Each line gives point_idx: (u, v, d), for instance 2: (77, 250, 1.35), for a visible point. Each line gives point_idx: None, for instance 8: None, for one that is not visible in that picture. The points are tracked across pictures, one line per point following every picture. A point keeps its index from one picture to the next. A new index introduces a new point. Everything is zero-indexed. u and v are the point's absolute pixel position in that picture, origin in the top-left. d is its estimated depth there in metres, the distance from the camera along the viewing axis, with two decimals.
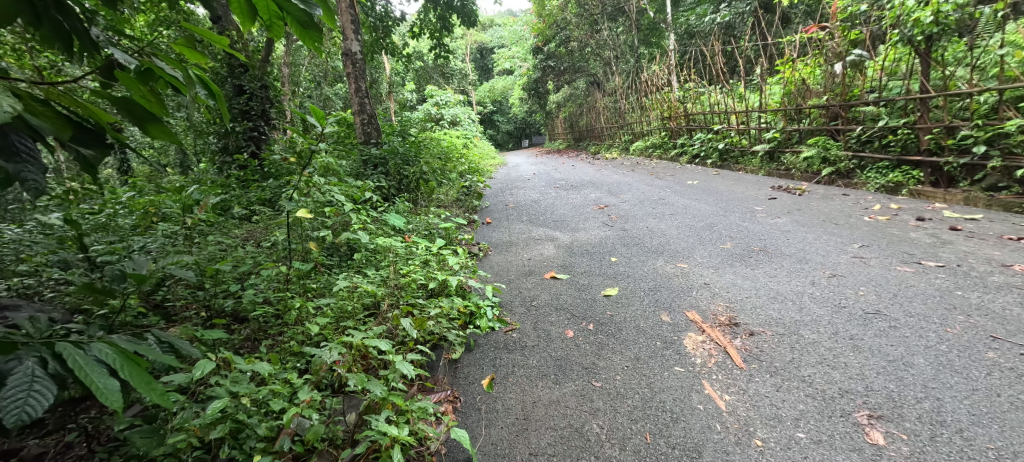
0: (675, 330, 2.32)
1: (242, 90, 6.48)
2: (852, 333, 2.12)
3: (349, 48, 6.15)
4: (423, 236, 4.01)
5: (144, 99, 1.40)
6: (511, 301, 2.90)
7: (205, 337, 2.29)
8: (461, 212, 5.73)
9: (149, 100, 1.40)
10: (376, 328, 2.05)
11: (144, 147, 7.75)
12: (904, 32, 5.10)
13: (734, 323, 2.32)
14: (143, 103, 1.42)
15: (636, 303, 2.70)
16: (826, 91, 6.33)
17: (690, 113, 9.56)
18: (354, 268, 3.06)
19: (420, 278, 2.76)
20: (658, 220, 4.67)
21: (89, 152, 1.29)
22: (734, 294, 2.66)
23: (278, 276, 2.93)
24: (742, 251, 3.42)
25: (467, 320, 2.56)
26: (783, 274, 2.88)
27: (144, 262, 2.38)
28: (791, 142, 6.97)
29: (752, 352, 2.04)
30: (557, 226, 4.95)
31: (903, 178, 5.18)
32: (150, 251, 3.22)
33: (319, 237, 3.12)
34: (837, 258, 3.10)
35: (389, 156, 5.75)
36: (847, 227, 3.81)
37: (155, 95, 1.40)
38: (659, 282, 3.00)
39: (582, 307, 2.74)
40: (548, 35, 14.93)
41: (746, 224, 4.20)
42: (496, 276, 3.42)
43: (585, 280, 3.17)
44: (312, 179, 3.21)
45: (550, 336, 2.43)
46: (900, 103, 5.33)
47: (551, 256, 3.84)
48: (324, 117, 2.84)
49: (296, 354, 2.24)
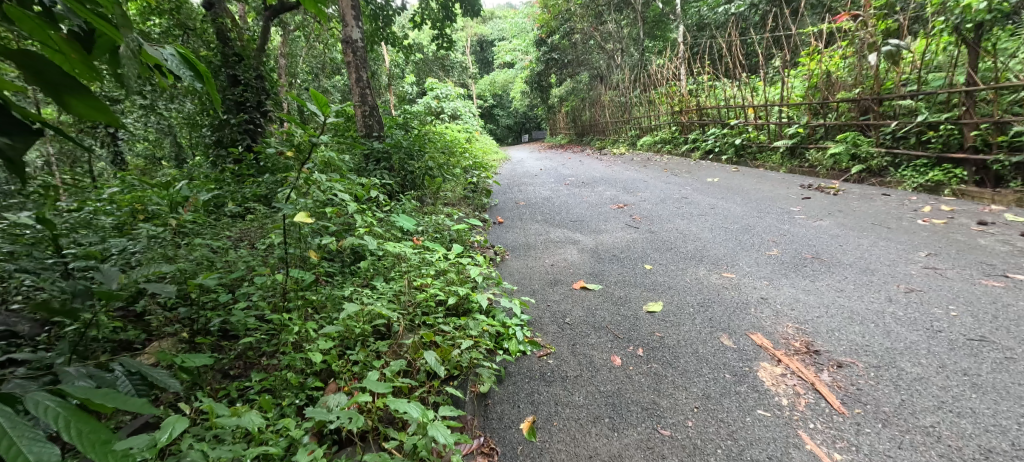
0: (743, 358, 1.97)
1: (237, 81, 6.12)
2: (964, 367, 1.78)
3: (349, 35, 5.74)
4: (432, 239, 3.62)
5: (63, 56, 1.03)
6: (541, 318, 2.54)
7: (188, 364, 1.96)
8: (468, 211, 5.38)
9: (70, 57, 1.03)
10: (395, 364, 1.72)
11: (136, 140, 7.38)
12: (951, 19, 4.70)
13: (814, 351, 1.97)
14: (61, 61, 1.05)
15: (687, 323, 2.33)
16: (856, 84, 5.94)
17: (702, 107, 9.16)
18: (360, 278, 2.69)
19: (439, 292, 2.40)
20: (686, 222, 4.30)
21: (4, 141, 0.92)
22: (801, 313, 2.31)
23: (273, 286, 2.57)
24: (794, 259, 3.05)
25: (494, 344, 2.21)
26: (852, 289, 2.52)
27: (113, 275, 2.10)
28: (814, 139, 6.56)
29: (850, 391, 1.70)
30: (575, 226, 4.59)
31: (944, 177, 4.83)
32: (133, 256, 2.86)
33: (320, 242, 2.73)
34: (906, 268, 2.74)
35: (392, 151, 5.33)
36: (902, 232, 3.44)
37: (77, 49, 1.03)
38: (708, 295, 2.64)
39: (625, 326, 2.38)
40: (554, 26, 14.37)
41: (786, 226, 3.84)
42: (517, 285, 3.05)
43: (620, 292, 2.81)
44: (312, 176, 2.82)
45: (594, 364, 2.07)
46: (942, 97, 4.96)
47: (576, 262, 3.48)
48: (327, 105, 2.44)
49: (294, 391, 1.90)
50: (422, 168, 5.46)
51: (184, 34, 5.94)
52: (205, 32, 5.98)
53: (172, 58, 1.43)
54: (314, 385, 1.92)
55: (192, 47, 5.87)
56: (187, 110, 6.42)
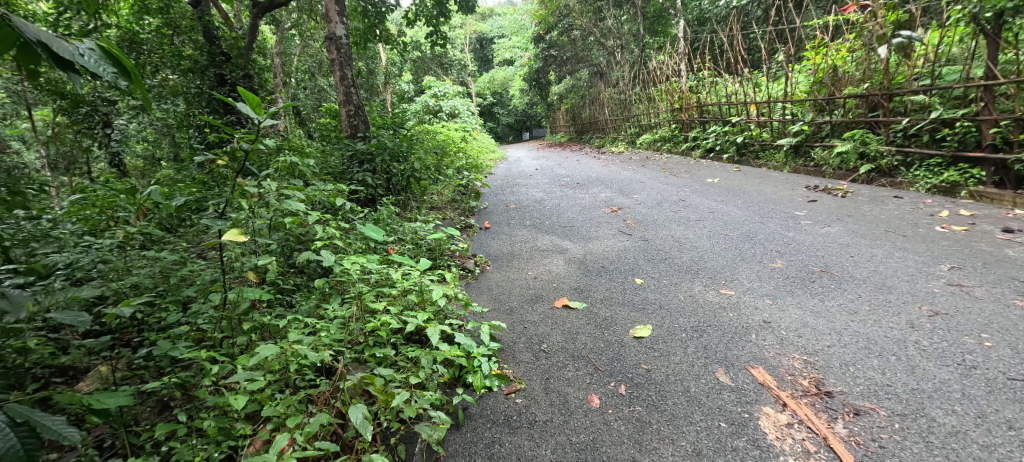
0: (742, 400, 1.69)
1: (225, 80, 5.92)
2: (1009, 418, 1.52)
3: (332, 32, 5.40)
4: (406, 251, 3.33)
5: None
6: (514, 344, 2.25)
7: (96, 406, 1.67)
8: (454, 215, 5.11)
9: None
10: (313, 423, 1.52)
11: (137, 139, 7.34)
12: (970, 7, 4.36)
13: (825, 392, 1.69)
14: None
15: (678, 353, 2.04)
16: (864, 79, 5.59)
17: (703, 104, 8.80)
18: (312, 303, 2.40)
19: (394, 319, 2.10)
20: (684, 228, 3.98)
21: None
22: (809, 341, 2.01)
23: (213, 307, 2.30)
24: (800, 273, 2.75)
25: (455, 378, 1.93)
26: (867, 310, 2.22)
27: (18, 302, 1.81)
28: (820, 136, 6.23)
29: (870, 451, 1.46)
30: (565, 232, 4.30)
31: (961, 178, 4.51)
32: (75, 273, 2.58)
33: (258, 263, 2.39)
34: (928, 286, 2.44)
35: (376, 152, 5.00)
36: (920, 241, 3.13)
37: None
38: (704, 317, 2.33)
39: (607, 356, 2.07)
40: (551, 23, 13.95)
41: (791, 234, 3.54)
42: (493, 303, 2.76)
43: (606, 312, 2.51)
44: (249, 187, 2.49)
45: (569, 405, 1.78)
46: (957, 92, 4.65)
47: (562, 274, 3.18)
48: (260, 105, 2.19)
49: (214, 442, 1.62)
50: (408, 170, 5.10)
51: (174, 34, 5.75)
52: (191, 30, 5.72)
53: (88, 53, 1.53)
54: (239, 433, 1.64)
55: (179, 47, 5.69)
56: (176, 110, 6.13)
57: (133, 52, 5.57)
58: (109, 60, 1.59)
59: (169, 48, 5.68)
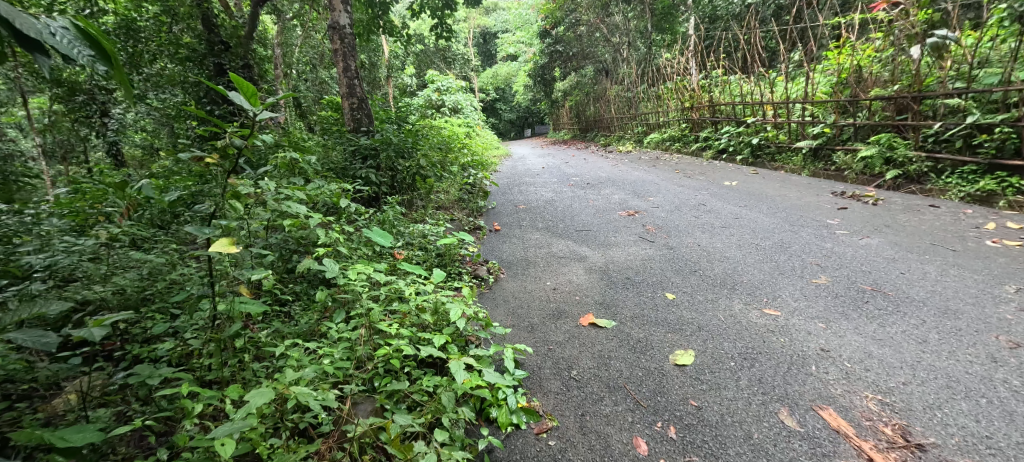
0: (817, 452, 1.50)
1: (223, 70, 5.58)
2: None
3: (336, 21, 5.12)
4: (414, 257, 3.08)
5: None
6: (539, 369, 2.00)
7: (61, 443, 1.43)
8: (461, 216, 4.84)
9: None
10: None
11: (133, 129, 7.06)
12: None
13: (915, 444, 1.50)
14: None
15: (730, 386, 1.79)
16: (892, 81, 5.31)
17: (715, 103, 8.52)
18: (313, 320, 2.15)
19: (406, 344, 1.85)
20: (709, 235, 3.74)
21: None
22: (880, 376, 1.77)
23: (205, 322, 2.06)
24: (849, 291, 2.51)
25: (480, 412, 1.72)
26: (937, 338, 1.99)
27: None
28: (842, 140, 5.92)
29: None
30: (580, 237, 4.05)
31: (997, 187, 4.25)
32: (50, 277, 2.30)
33: (251, 276, 2.14)
34: (997, 310, 2.21)
35: (381, 147, 4.74)
36: (972, 256, 2.90)
37: None
38: (753, 341, 2.09)
39: (648, 387, 1.83)
40: (558, 17, 13.61)
41: (828, 244, 3.29)
42: (511, 319, 2.51)
43: (639, 333, 2.26)
44: (242, 189, 2.23)
45: (611, 451, 1.56)
46: (996, 95, 4.42)
47: (584, 286, 2.93)
48: (256, 94, 1.95)
49: None
50: (414, 167, 4.80)
51: (172, 21, 5.48)
52: (190, 18, 5.44)
53: (61, 32, 1.28)
54: None
55: (178, 35, 5.47)
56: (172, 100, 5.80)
57: (130, 40, 5.39)
58: (87, 39, 1.29)
59: (166, 36, 5.43)
